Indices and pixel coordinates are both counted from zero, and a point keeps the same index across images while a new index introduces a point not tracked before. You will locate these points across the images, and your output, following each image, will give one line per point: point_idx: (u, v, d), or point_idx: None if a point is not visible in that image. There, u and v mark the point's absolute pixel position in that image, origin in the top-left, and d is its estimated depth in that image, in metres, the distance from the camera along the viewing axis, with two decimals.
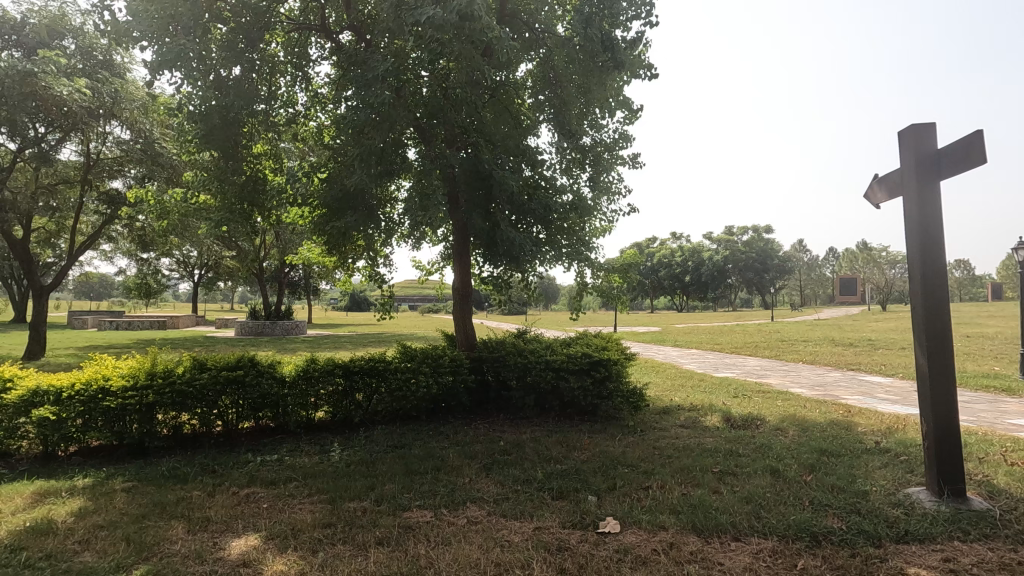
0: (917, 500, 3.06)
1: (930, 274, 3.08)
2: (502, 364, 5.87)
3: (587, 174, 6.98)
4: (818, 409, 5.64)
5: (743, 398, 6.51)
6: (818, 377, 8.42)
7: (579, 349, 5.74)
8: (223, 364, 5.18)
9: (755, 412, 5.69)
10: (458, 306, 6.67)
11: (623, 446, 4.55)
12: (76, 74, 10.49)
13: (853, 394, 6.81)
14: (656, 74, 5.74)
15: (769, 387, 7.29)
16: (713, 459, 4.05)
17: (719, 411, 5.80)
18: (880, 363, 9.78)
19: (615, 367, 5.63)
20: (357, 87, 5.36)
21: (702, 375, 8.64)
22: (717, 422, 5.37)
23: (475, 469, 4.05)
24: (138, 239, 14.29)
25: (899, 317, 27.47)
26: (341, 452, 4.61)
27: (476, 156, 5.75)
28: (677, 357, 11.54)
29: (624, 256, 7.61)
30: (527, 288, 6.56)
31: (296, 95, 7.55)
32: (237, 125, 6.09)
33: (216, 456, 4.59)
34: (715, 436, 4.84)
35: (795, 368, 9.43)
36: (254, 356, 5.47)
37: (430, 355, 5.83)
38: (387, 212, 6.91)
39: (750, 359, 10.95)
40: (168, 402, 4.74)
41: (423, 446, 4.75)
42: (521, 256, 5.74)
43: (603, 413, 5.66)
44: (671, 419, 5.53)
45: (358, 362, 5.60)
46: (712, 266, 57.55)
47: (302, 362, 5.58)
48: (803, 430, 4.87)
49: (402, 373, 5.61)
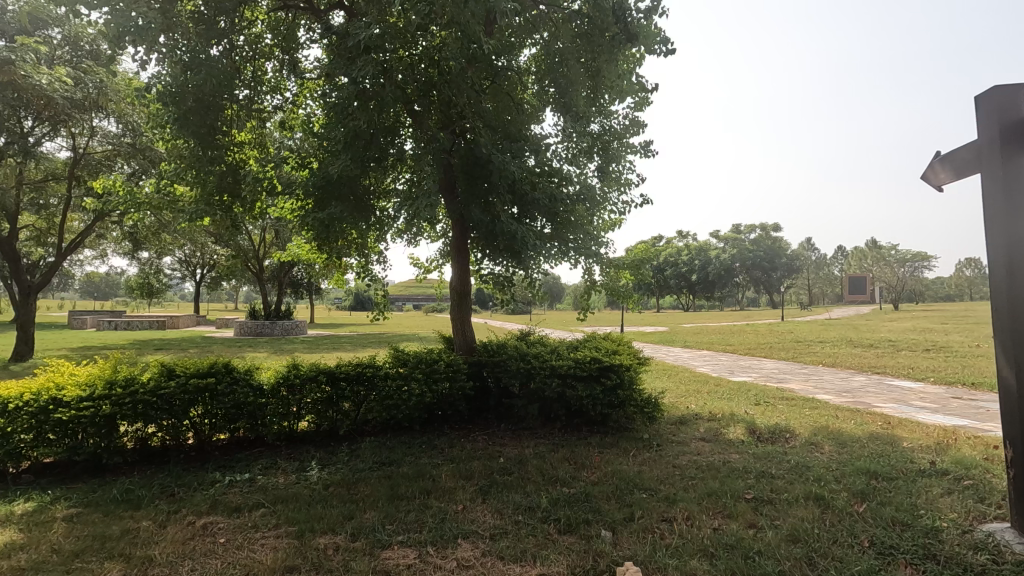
0: (1004, 542, 2.53)
1: (1019, 267, 2.54)
2: (504, 370, 5.36)
3: (596, 164, 6.45)
4: (853, 420, 5.11)
5: (766, 406, 5.98)
6: (842, 382, 7.86)
7: (588, 353, 5.22)
8: (193, 371, 4.68)
9: (782, 423, 5.16)
10: (456, 305, 6.16)
11: (639, 465, 4.03)
12: (61, 65, 10.10)
13: (886, 402, 6.28)
14: (674, 48, 5.21)
15: (792, 393, 6.76)
16: (744, 483, 3.52)
17: (742, 421, 5.28)
18: (907, 365, 9.23)
19: (627, 372, 5.11)
20: (343, 64, 4.86)
21: (717, 379, 8.11)
22: (741, 435, 4.84)
23: (470, 493, 3.54)
24: (131, 237, 13.90)
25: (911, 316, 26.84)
26: (321, 470, 4.11)
27: (474, 141, 5.24)
28: (688, 359, 11.00)
29: (636, 252, 7.08)
30: (530, 286, 6.03)
31: (285, 80, 7.04)
32: (214, 110, 5.60)
33: (181, 474, 4.11)
34: (741, 452, 4.32)
35: (815, 372, 8.88)
36: (230, 361, 4.97)
37: (425, 360, 5.31)
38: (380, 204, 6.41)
39: (765, 361, 10.42)
40: (128, 414, 4.26)
41: (414, 463, 4.25)
42: (524, 251, 5.21)
43: (614, 423, 5.14)
44: (689, 431, 5.00)
45: (344, 368, 5.09)
46: (718, 265, 56.91)
47: (283, 368, 5.07)
48: (841, 445, 4.35)
49: (393, 380, 5.10)
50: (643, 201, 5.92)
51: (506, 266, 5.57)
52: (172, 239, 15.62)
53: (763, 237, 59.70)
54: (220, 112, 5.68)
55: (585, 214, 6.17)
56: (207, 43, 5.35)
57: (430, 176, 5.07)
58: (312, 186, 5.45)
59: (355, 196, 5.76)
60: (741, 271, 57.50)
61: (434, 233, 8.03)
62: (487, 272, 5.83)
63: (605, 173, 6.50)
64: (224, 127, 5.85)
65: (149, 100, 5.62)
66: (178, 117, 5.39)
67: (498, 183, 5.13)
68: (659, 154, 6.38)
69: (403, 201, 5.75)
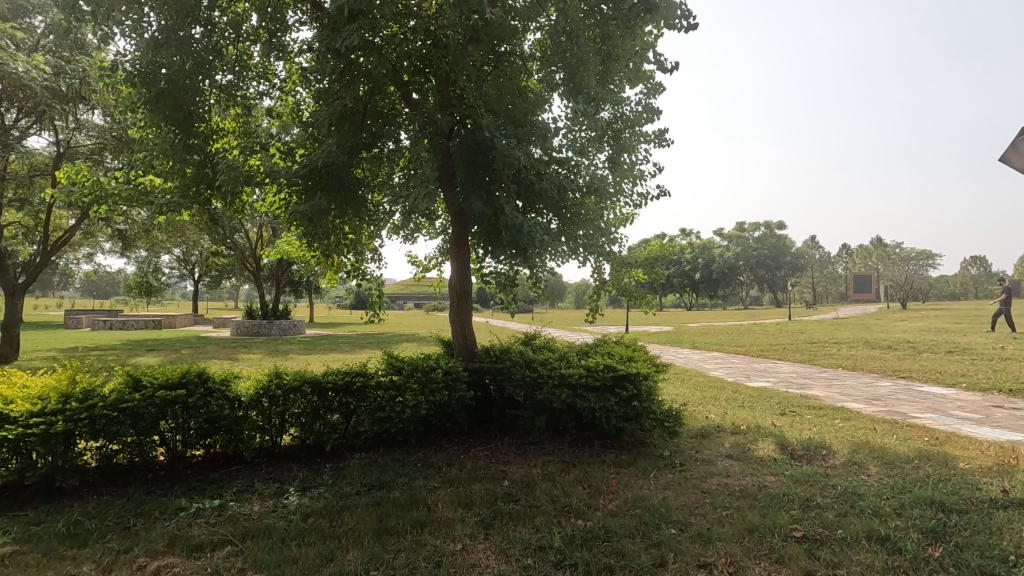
0: None
1: None
2: (508, 378, 4.87)
3: (607, 154, 5.96)
4: (894, 434, 4.62)
5: (794, 416, 5.49)
6: (868, 388, 7.35)
7: (601, 360, 4.72)
8: (161, 381, 4.20)
9: (816, 438, 4.66)
10: (455, 307, 5.67)
11: (662, 491, 3.55)
12: (43, 54, 9.64)
13: (923, 411, 5.78)
14: (698, 22, 4.69)
15: (818, 401, 6.27)
16: (788, 516, 3.05)
17: (771, 435, 4.79)
18: (933, 369, 8.73)
19: (644, 382, 4.62)
20: (329, 42, 4.38)
21: (734, 384, 7.62)
22: (773, 452, 4.35)
23: (472, 527, 3.07)
24: (121, 235, 13.47)
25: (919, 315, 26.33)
26: (302, 496, 3.63)
27: (474, 125, 4.75)
28: (699, 362, 10.49)
29: (649, 249, 6.55)
30: (535, 286, 5.54)
31: (272, 64, 6.53)
32: (190, 93, 5.11)
33: (142, 499, 3.63)
34: (776, 474, 3.83)
35: (837, 376, 8.36)
36: (205, 369, 4.49)
37: (421, 367, 4.83)
38: (373, 198, 5.92)
39: (780, 364, 9.89)
40: (84, 431, 3.78)
41: (407, 487, 3.77)
42: (529, 247, 4.71)
43: (629, 439, 4.65)
44: (714, 448, 4.50)
45: (332, 377, 4.60)
46: (722, 263, 56.43)
47: (264, 377, 4.59)
48: (888, 465, 3.86)
49: (386, 391, 4.61)
50: (660, 193, 5.40)
51: (509, 265, 5.07)
52: (164, 236, 15.14)
53: (767, 236, 59.12)
54: (197, 95, 5.20)
55: (595, 208, 5.67)
56: (182, 19, 4.87)
57: (426, 163, 4.59)
58: (296, 176, 4.95)
59: (345, 187, 5.26)
60: (745, 269, 56.92)
61: (433, 228, 7.54)
62: (488, 271, 5.33)
63: (616, 164, 5.98)
64: (203, 112, 5.37)
65: (118, 83, 5.14)
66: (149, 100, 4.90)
67: (501, 171, 4.64)
68: (675, 143, 5.89)
69: (397, 192, 5.26)
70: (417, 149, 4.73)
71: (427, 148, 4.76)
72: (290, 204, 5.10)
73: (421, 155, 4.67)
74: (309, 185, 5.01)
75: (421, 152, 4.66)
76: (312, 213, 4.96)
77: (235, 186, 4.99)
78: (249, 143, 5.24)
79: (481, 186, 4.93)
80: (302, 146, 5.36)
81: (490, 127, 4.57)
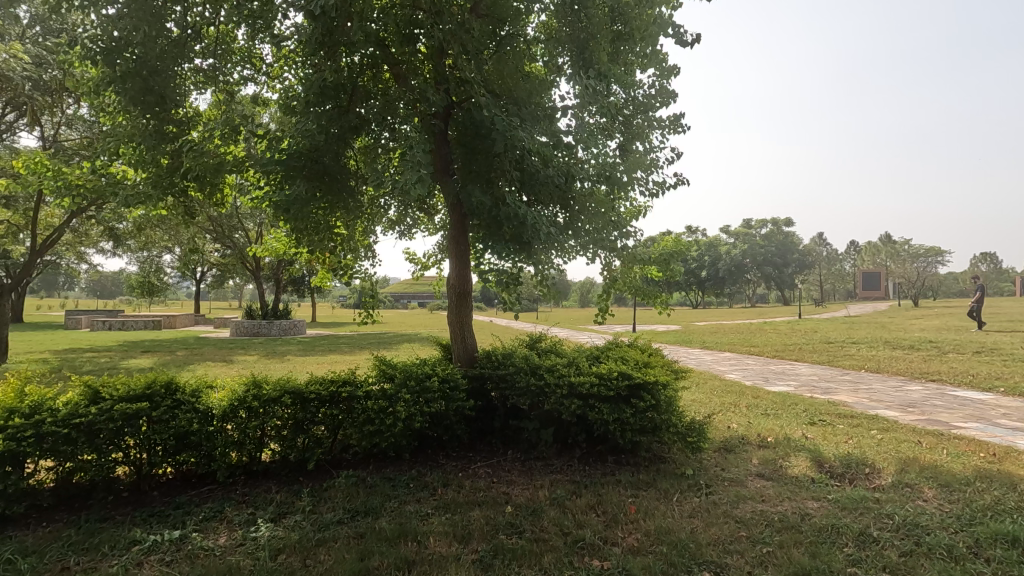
0: None
1: None
2: (511, 387, 4.41)
3: (617, 140, 5.47)
4: (944, 449, 4.14)
5: (825, 427, 5.01)
6: (898, 393, 6.85)
7: (613, 367, 4.26)
8: (122, 393, 3.76)
9: (855, 454, 4.19)
10: (454, 306, 5.21)
11: (689, 520, 3.09)
12: (24, 44, 9.24)
13: (967, 419, 5.28)
14: None
15: (848, 408, 5.79)
16: (844, 558, 2.57)
17: (804, 450, 4.32)
18: (964, 371, 8.20)
19: (663, 391, 4.15)
20: (309, 10, 3.93)
21: (753, 388, 7.14)
22: (809, 472, 3.88)
23: (468, 568, 2.62)
24: (110, 232, 13.06)
25: (931, 313, 25.70)
26: (276, 525, 3.20)
27: (472, 105, 4.27)
28: (713, 363, 10.00)
29: (664, 244, 5.98)
30: (541, 283, 5.06)
31: (258, 48, 6.06)
32: (161, 75, 4.67)
33: (94, 530, 3.19)
34: (818, 499, 3.36)
35: (862, 380, 7.87)
36: (175, 379, 4.04)
37: (415, 375, 4.38)
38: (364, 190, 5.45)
39: (800, 366, 9.39)
40: (30, 451, 3.34)
41: (397, 514, 3.32)
42: (533, 241, 4.23)
43: (646, 454, 4.19)
44: (742, 465, 4.03)
45: (316, 387, 4.15)
46: (728, 261, 55.77)
47: (241, 387, 4.14)
48: (946, 488, 3.39)
49: (375, 402, 4.15)
50: (678, 180, 4.89)
51: (511, 263, 4.59)
52: (157, 233, 14.74)
53: (774, 233, 58.47)
54: (169, 77, 4.76)
55: (606, 199, 5.16)
56: None
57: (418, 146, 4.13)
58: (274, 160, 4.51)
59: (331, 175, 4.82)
60: (752, 267, 56.21)
61: (432, 224, 7.07)
62: (487, 269, 4.84)
63: (627, 152, 5.49)
64: (177, 96, 4.92)
65: (83, 65, 4.70)
66: (112, 81, 4.44)
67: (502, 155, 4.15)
68: (691, 128, 5.40)
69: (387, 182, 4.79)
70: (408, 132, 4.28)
71: (419, 132, 4.32)
72: (272, 193, 4.65)
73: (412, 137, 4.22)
74: (290, 172, 4.54)
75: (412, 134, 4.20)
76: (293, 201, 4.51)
77: (207, 170, 4.55)
78: (227, 127, 4.77)
79: (480, 173, 4.46)
80: (285, 131, 4.89)
81: (489, 104, 4.10)
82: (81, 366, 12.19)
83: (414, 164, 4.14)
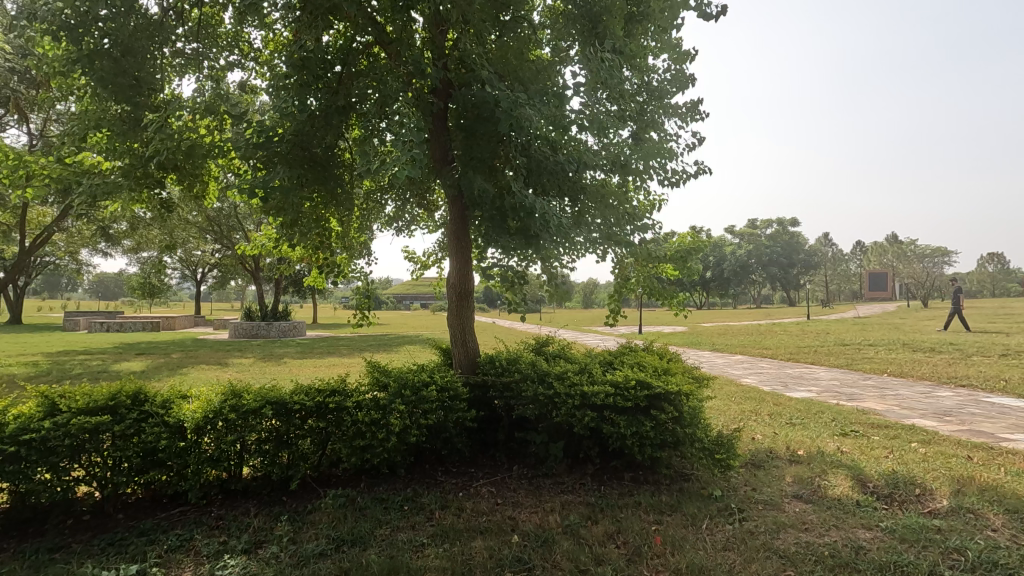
0: None
1: None
2: (517, 396, 4.01)
3: (630, 129, 5.05)
4: (1000, 467, 3.71)
5: (859, 439, 4.59)
6: (929, 399, 6.41)
7: (631, 375, 3.84)
8: (82, 405, 3.38)
9: (901, 471, 3.76)
10: (455, 307, 4.81)
11: (724, 555, 2.68)
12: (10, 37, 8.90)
13: (1015, 430, 4.84)
14: None
15: (880, 417, 5.37)
16: None
17: (842, 466, 3.90)
18: (997, 376, 7.74)
19: (686, 401, 3.73)
20: None
21: (773, 394, 6.72)
22: (852, 493, 3.46)
23: None
24: (102, 230, 12.70)
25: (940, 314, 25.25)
26: (249, 559, 2.80)
27: (474, 84, 3.85)
28: (726, 366, 9.57)
29: (682, 240, 5.43)
30: (548, 283, 4.64)
31: (246, 32, 5.66)
32: (134, 56, 4.29)
33: (43, 564, 2.81)
34: (869, 527, 2.94)
35: (887, 386, 7.43)
36: (143, 389, 3.66)
37: (410, 383, 3.98)
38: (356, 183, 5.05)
39: (818, 370, 8.95)
40: None
41: (388, 546, 2.92)
42: (541, 235, 3.78)
43: (667, 472, 3.77)
44: (776, 485, 3.60)
45: (300, 397, 3.75)
46: (733, 261, 55.26)
47: (218, 397, 3.75)
48: (1016, 516, 2.97)
49: (366, 414, 3.75)
50: (699, 168, 4.45)
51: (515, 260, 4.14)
52: (151, 233, 14.39)
53: (779, 234, 57.96)
54: (144, 59, 4.38)
55: (619, 190, 4.73)
56: None
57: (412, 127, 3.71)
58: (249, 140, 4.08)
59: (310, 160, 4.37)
60: (757, 267, 55.70)
61: (431, 221, 6.70)
62: (489, 267, 4.35)
63: (641, 141, 5.06)
64: (154, 80, 4.55)
65: (51, 47, 4.33)
66: (77, 60, 4.06)
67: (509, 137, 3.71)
68: (710, 114, 4.97)
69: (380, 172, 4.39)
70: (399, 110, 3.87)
71: (412, 112, 3.91)
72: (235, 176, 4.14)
73: (404, 116, 3.79)
74: (268, 157, 4.11)
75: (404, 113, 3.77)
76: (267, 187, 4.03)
77: (166, 153, 3.98)
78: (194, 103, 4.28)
79: (482, 160, 4.02)
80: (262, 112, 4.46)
81: (494, 82, 3.67)
82: (71, 369, 11.84)
83: (409, 148, 3.71)
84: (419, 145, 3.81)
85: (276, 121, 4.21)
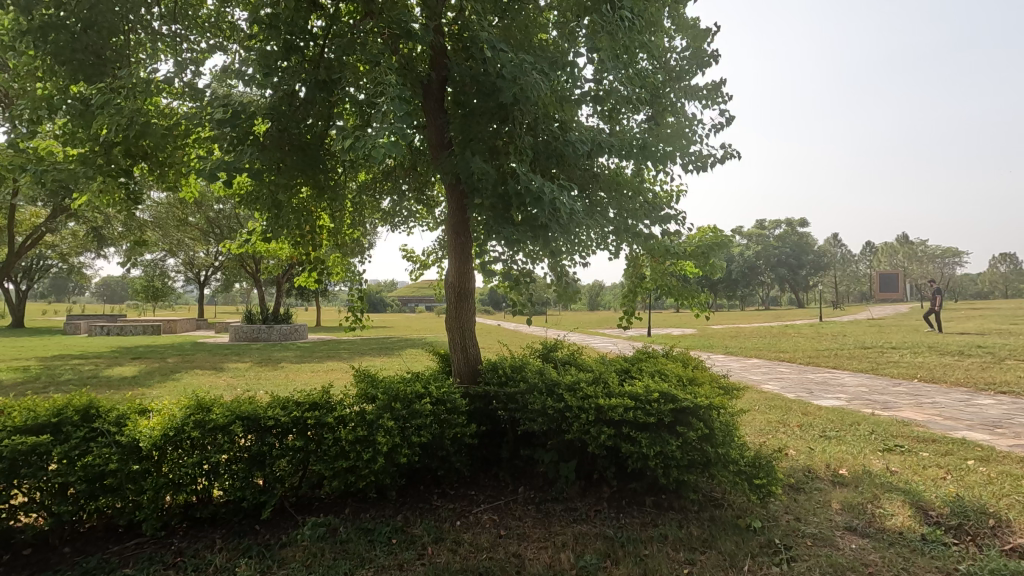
0: None
1: None
2: (523, 409, 3.55)
3: (644, 112, 4.57)
4: None
5: (906, 456, 4.10)
6: (972, 408, 5.87)
7: (653, 386, 3.36)
8: (20, 423, 2.95)
9: (966, 496, 3.27)
10: (453, 309, 4.35)
11: None
12: None
13: None
14: None
15: (923, 429, 4.87)
16: None
17: (895, 489, 3.41)
18: None
19: (717, 416, 3.24)
20: None
21: (799, 402, 6.22)
22: (914, 524, 2.97)
23: None
24: (94, 231, 12.34)
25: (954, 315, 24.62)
26: None
27: (474, 51, 3.37)
28: (744, 371, 9.03)
29: (702, 234, 4.90)
30: (557, 283, 4.17)
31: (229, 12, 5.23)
32: (96, 32, 3.87)
33: None
34: (945, 572, 2.46)
35: (920, 393, 6.89)
36: (95, 404, 3.22)
37: (401, 395, 3.51)
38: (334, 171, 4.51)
39: (843, 375, 8.41)
40: None
41: None
42: (549, 226, 3.28)
43: (695, 497, 3.29)
44: (823, 514, 3.11)
45: (275, 412, 3.30)
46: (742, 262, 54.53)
47: (181, 412, 3.30)
48: None
49: (351, 431, 3.29)
50: (725, 152, 3.97)
51: (520, 256, 3.66)
52: (146, 234, 14.02)
53: (788, 234, 57.20)
54: (109, 36, 3.96)
55: (634, 179, 4.23)
56: None
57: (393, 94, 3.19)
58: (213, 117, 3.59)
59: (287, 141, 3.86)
60: (766, 268, 55.00)
61: (432, 218, 6.24)
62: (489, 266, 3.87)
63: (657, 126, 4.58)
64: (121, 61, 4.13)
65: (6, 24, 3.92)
66: (28, 31, 3.61)
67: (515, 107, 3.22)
68: (733, 95, 4.49)
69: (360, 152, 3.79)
70: (381, 77, 3.37)
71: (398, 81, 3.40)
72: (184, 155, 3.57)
73: (388, 85, 3.29)
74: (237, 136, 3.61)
75: (388, 80, 3.27)
76: (234, 169, 3.50)
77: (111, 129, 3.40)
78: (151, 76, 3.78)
79: (482, 139, 3.52)
80: (233, 90, 3.98)
81: (496, 47, 3.18)
82: (62, 374, 11.46)
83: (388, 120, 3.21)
84: (405, 119, 3.32)
85: (252, 102, 3.77)
